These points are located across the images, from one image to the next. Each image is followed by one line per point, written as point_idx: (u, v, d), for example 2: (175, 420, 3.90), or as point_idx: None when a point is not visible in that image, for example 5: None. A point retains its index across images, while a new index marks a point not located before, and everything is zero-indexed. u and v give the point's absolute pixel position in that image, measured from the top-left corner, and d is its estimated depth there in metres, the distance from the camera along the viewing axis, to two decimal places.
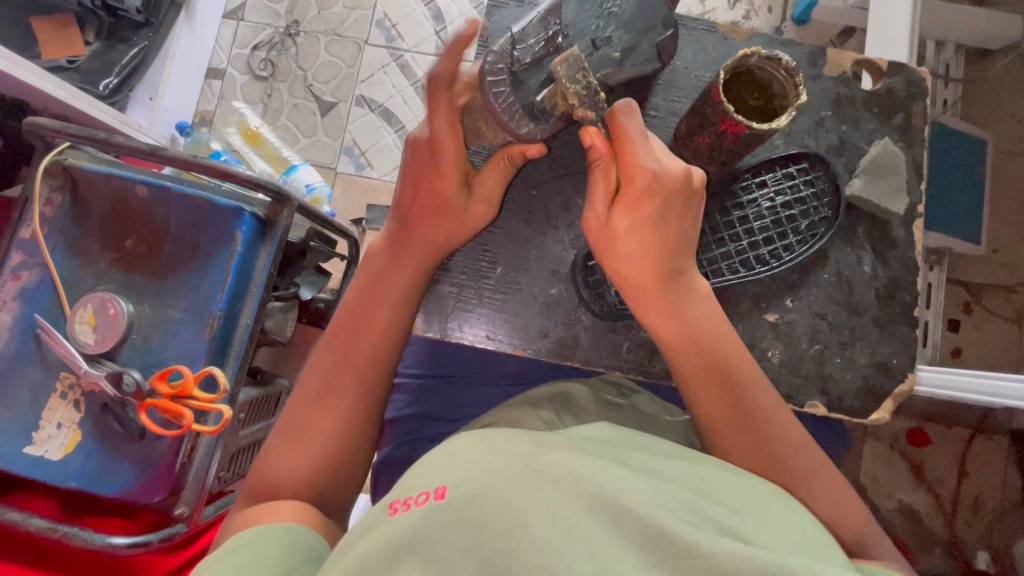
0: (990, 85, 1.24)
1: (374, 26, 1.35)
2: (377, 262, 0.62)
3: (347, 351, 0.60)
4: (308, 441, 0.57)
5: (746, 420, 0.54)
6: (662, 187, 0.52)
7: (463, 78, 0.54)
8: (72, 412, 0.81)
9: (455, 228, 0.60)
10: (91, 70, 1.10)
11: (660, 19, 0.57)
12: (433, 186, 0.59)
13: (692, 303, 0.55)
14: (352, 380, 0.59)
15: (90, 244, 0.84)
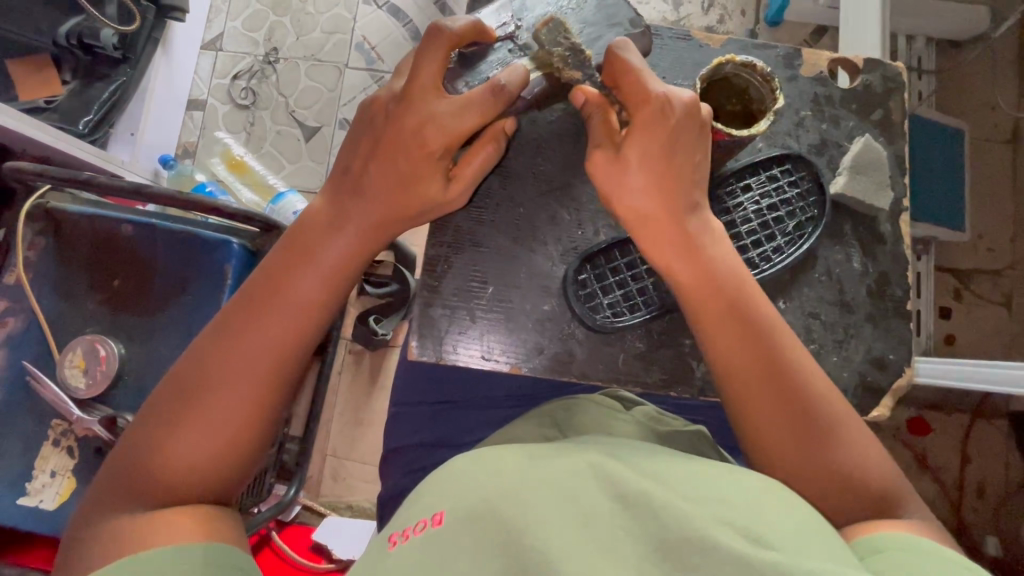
0: (963, 75, 1.27)
1: (353, 48, 1.36)
2: (311, 230, 0.55)
3: (249, 321, 0.52)
4: (192, 429, 0.49)
5: (764, 370, 0.51)
6: (661, 118, 0.52)
7: (443, 35, 0.52)
8: (66, 458, 0.79)
9: (405, 187, 0.54)
10: (71, 109, 1.10)
11: (625, 19, 0.62)
12: (392, 140, 0.53)
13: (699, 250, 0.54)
14: (266, 357, 0.52)
15: (75, 286, 0.83)
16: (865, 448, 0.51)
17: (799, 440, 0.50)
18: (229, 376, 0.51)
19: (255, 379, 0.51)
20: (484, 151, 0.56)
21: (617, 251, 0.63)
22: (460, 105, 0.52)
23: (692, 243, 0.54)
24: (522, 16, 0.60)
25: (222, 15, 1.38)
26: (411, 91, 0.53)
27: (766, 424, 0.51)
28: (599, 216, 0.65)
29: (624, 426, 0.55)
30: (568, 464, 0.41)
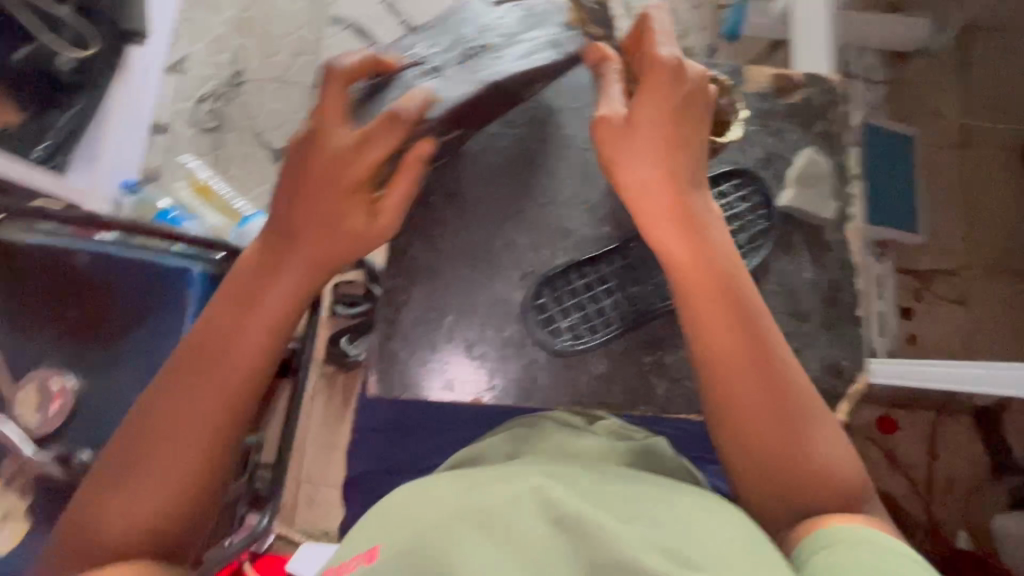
0: (911, 84, 1.32)
1: (319, 69, 1.36)
2: (251, 276, 0.55)
3: (194, 369, 0.51)
4: (138, 486, 0.47)
5: (750, 364, 0.51)
6: (676, 87, 0.54)
7: (336, 72, 0.55)
8: (19, 501, 0.76)
9: (340, 214, 0.55)
10: (25, 137, 1.07)
11: (555, 24, 0.62)
12: (312, 173, 0.55)
13: (698, 232, 0.54)
14: (217, 392, 0.50)
15: (27, 319, 0.80)
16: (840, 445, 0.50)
17: (784, 438, 0.49)
18: (177, 417, 0.49)
19: (205, 415, 0.50)
20: (403, 180, 0.57)
21: (573, 274, 0.65)
22: (363, 140, 0.55)
23: (692, 225, 0.54)
24: (437, 40, 0.62)
25: None
26: (319, 131, 0.55)
27: (749, 421, 0.50)
28: (555, 239, 0.66)
29: (586, 447, 0.54)
30: (511, 489, 0.40)
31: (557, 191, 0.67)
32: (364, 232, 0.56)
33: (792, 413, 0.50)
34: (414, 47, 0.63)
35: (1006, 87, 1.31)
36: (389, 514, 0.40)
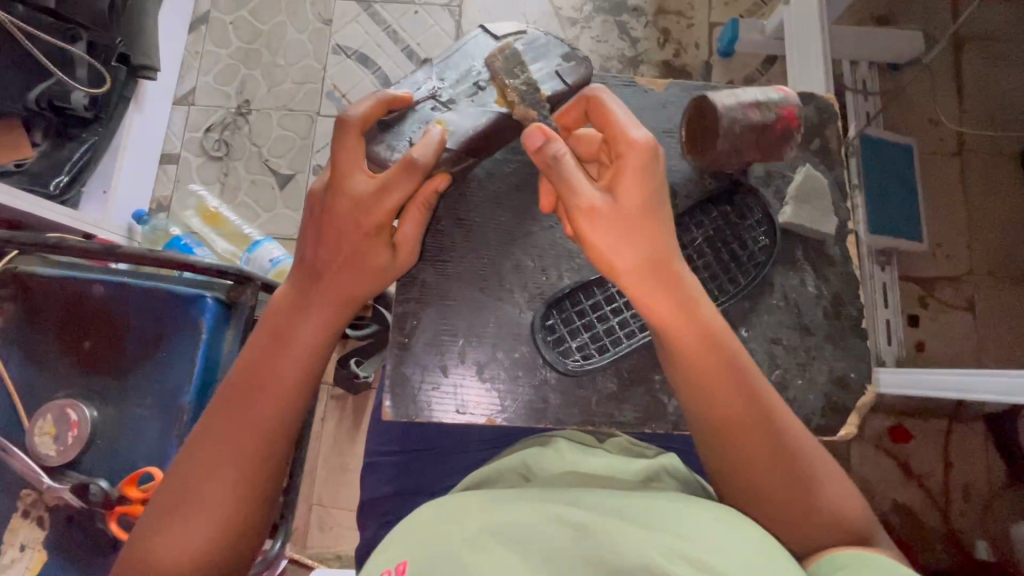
0: (906, 95, 1.34)
1: (324, 97, 1.39)
2: (283, 315, 0.59)
3: (237, 407, 0.57)
4: (192, 516, 0.54)
5: (752, 428, 0.54)
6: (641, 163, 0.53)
7: (351, 121, 0.58)
8: (36, 531, 0.77)
9: (360, 259, 0.59)
10: (41, 171, 1.11)
11: (561, 51, 0.66)
12: (333, 219, 0.58)
13: (687, 299, 0.54)
14: (257, 436, 0.56)
15: (44, 351, 0.82)
16: (836, 492, 0.53)
17: (778, 491, 0.53)
18: (223, 460, 0.55)
19: (250, 457, 0.56)
20: (414, 215, 0.59)
21: (582, 294, 0.66)
22: (381, 186, 0.57)
23: (682, 294, 0.54)
24: (444, 73, 0.65)
25: (194, 70, 1.41)
26: (337, 176, 0.58)
27: (749, 473, 0.53)
28: (562, 261, 0.67)
29: (595, 462, 0.56)
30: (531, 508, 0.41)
31: (562, 213, 0.69)
32: (384, 268, 0.60)
33: (785, 468, 0.53)
34: (422, 78, 0.65)
35: (1000, 95, 1.33)
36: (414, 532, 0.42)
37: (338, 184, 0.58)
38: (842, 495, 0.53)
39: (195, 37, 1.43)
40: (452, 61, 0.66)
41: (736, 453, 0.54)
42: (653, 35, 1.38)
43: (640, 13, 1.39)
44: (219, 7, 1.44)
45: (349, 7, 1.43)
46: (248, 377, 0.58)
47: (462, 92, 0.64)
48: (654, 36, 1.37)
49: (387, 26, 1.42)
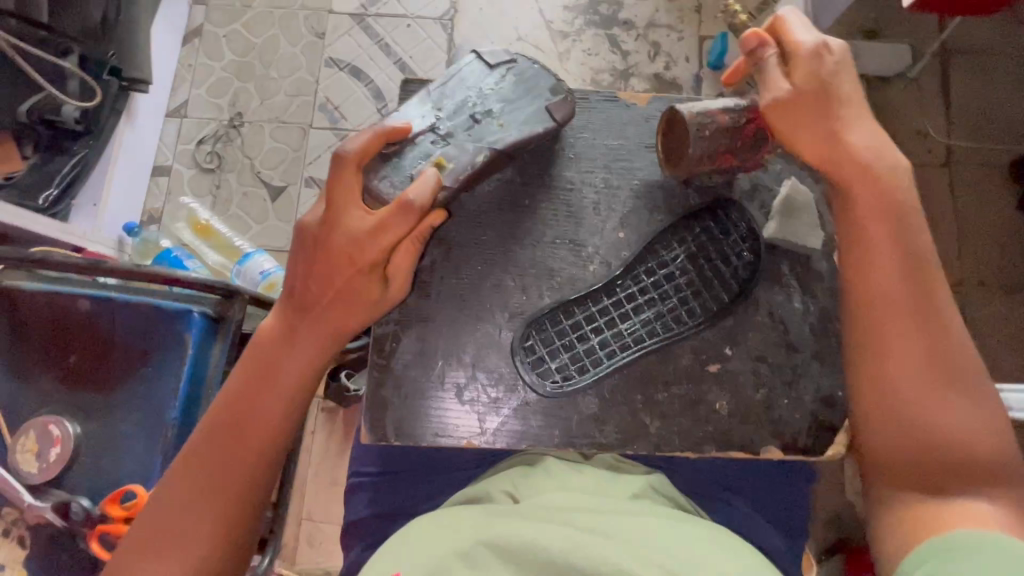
0: (894, 107, 1.35)
1: (317, 109, 1.40)
2: (269, 347, 0.61)
3: (221, 440, 0.58)
4: (172, 547, 0.55)
5: (929, 387, 0.55)
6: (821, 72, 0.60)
7: (347, 160, 0.59)
8: (18, 551, 0.76)
9: (355, 296, 0.60)
10: (32, 184, 1.11)
11: (547, 88, 0.68)
12: (325, 257, 0.60)
13: (903, 264, 0.58)
14: (238, 469, 0.58)
15: (29, 366, 0.81)
16: (1001, 490, 0.53)
17: (919, 464, 0.55)
18: (205, 493, 0.57)
19: (231, 492, 0.57)
20: (406, 249, 0.61)
21: (561, 315, 0.67)
22: (378, 225, 0.59)
23: (904, 258, 0.58)
24: (442, 101, 0.66)
25: (187, 82, 1.42)
26: (332, 211, 0.59)
27: (921, 435, 0.55)
28: (542, 280, 0.68)
29: (580, 478, 0.57)
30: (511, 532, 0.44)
31: (540, 232, 0.69)
32: (377, 304, 0.62)
33: (939, 447, 0.54)
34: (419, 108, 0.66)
35: (987, 108, 1.34)
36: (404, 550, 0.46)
37: (331, 221, 0.60)
38: (1008, 499, 0.53)
39: (188, 49, 1.43)
40: (451, 90, 0.67)
41: (887, 421, 0.56)
42: (644, 48, 1.39)
43: (631, 26, 1.40)
44: (212, 20, 1.45)
45: (342, 20, 1.44)
46: (236, 412, 0.59)
47: (460, 124, 0.65)
48: (645, 49, 1.39)
49: (380, 39, 1.43)
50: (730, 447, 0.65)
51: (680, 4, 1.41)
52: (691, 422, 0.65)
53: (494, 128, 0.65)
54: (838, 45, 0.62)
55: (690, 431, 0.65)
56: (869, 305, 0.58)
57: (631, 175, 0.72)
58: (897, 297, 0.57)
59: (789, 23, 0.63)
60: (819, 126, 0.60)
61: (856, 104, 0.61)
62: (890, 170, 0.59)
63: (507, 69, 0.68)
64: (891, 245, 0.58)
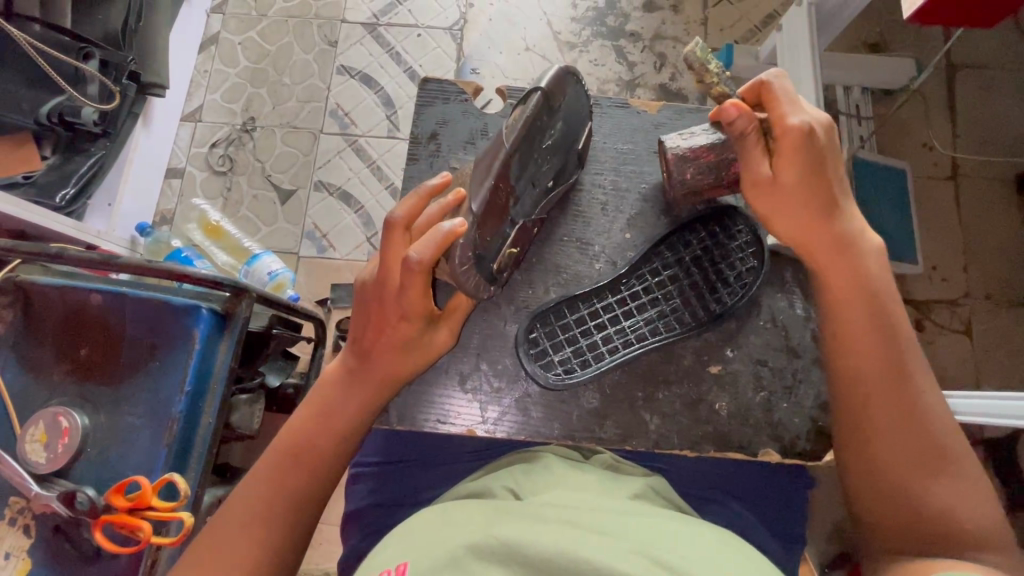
0: (899, 119, 1.36)
1: (328, 115, 1.43)
2: (331, 389, 0.61)
3: (279, 473, 0.58)
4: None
5: (905, 455, 0.55)
6: (807, 144, 0.58)
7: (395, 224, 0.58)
8: (24, 539, 0.77)
9: (412, 350, 0.60)
10: (49, 183, 1.13)
11: (580, 136, 0.70)
12: (379, 311, 0.59)
13: (884, 326, 0.58)
14: (291, 502, 0.58)
15: (40, 358, 0.83)
16: (993, 555, 0.52)
17: (905, 529, 0.54)
18: (257, 522, 0.56)
19: (283, 521, 0.57)
20: (463, 300, 0.63)
21: (566, 309, 0.69)
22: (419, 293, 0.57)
23: (883, 319, 0.58)
24: (518, 174, 0.61)
25: (202, 88, 1.45)
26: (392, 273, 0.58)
27: (895, 502, 0.55)
28: (548, 276, 0.71)
29: (586, 479, 0.56)
30: (524, 524, 0.44)
31: (553, 231, 0.73)
32: (427, 352, 0.61)
33: (918, 510, 0.54)
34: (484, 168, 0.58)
35: (993, 122, 1.35)
36: (416, 539, 0.46)
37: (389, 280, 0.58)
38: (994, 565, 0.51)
39: (204, 56, 1.47)
40: (524, 156, 0.61)
41: (874, 488, 0.57)
42: (650, 59, 1.41)
43: (637, 38, 1.42)
44: (228, 28, 1.49)
45: (354, 29, 1.47)
46: (288, 448, 0.60)
47: (527, 193, 0.65)
48: (651, 60, 1.41)
49: (391, 48, 1.46)
50: (728, 445, 0.66)
51: (685, 16, 1.43)
52: (691, 422, 0.67)
53: (546, 191, 0.68)
54: (822, 126, 0.59)
55: (690, 432, 0.67)
56: (850, 370, 0.59)
57: (640, 178, 0.74)
58: (873, 363, 0.58)
59: (774, 99, 0.60)
60: (798, 215, 0.59)
61: (838, 191, 0.60)
62: (853, 245, 0.60)
63: (562, 118, 0.65)
64: (868, 312, 0.59)
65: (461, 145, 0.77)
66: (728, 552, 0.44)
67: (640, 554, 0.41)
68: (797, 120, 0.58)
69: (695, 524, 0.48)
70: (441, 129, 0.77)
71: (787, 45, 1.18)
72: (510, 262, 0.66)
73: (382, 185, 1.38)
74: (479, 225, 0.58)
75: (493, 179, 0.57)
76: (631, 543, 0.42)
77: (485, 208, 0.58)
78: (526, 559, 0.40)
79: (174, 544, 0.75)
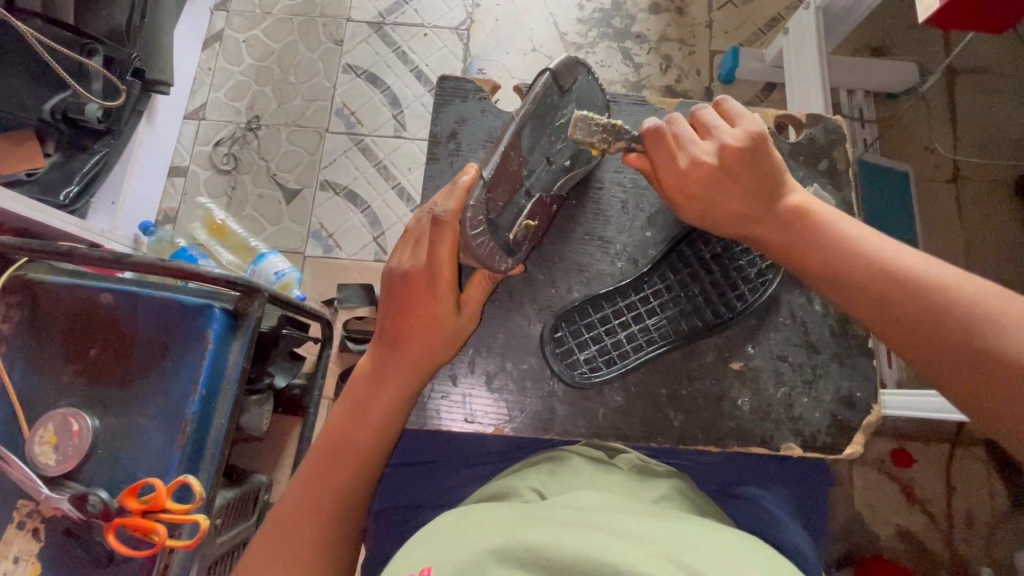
0: (903, 122, 1.37)
1: (333, 114, 1.42)
2: (361, 383, 0.60)
3: (319, 473, 0.57)
4: None
5: (978, 364, 0.49)
6: (703, 177, 0.61)
7: (410, 231, 0.62)
8: (33, 542, 0.76)
9: (440, 332, 0.60)
10: (52, 181, 1.11)
11: (599, 118, 0.70)
12: (408, 293, 0.60)
13: (868, 259, 0.56)
14: (333, 500, 0.56)
15: (49, 358, 0.81)
16: None
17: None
18: (300, 524, 0.54)
19: (328, 521, 0.55)
20: (483, 278, 0.62)
21: (590, 308, 0.69)
22: (433, 273, 0.59)
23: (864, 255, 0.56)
24: (532, 147, 0.62)
25: (206, 86, 1.44)
26: (419, 268, 0.59)
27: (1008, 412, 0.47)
28: (571, 275, 0.71)
29: (609, 478, 0.57)
30: (554, 528, 0.44)
31: (572, 229, 0.73)
32: (456, 334, 0.62)
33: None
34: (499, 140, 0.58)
35: (994, 126, 1.36)
36: (439, 540, 0.45)
37: (404, 272, 0.60)
38: None
39: (208, 54, 1.46)
40: (536, 129, 0.62)
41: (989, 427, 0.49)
42: (656, 61, 1.41)
43: (643, 40, 1.43)
44: (233, 26, 1.48)
45: (359, 28, 1.47)
46: (326, 447, 0.58)
47: (542, 169, 0.65)
48: (657, 62, 1.41)
49: (397, 47, 1.45)
50: (752, 440, 0.66)
51: (690, 18, 1.44)
52: (714, 418, 0.67)
53: (564, 172, 0.68)
54: (712, 153, 0.61)
55: (712, 428, 0.67)
56: (879, 325, 0.54)
57: None
58: (875, 301, 0.55)
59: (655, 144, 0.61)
60: (739, 223, 0.62)
61: (776, 177, 0.61)
62: (810, 213, 0.60)
63: (574, 101, 0.67)
64: (861, 265, 0.56)
65: (481, 144, 0.76)
66: (759, 556, 0.44)
67: (667, 556, 0.41)
68: (680, 160, 0.61)
69: (722, 525, 0.48)
70: (460, 127, 0.77)
71: (794, 49, 1.19)
72: (527, 235, 0.63)
73: (388, 184, 1.38)
74: (489, 190, 0.57)
75: (504, 146, 0.57)
76: (659, 545, 0.42)
77: (496, 172, 0.57)
78: (553, 563, 0.40)
79: (187, 547, 0.74)
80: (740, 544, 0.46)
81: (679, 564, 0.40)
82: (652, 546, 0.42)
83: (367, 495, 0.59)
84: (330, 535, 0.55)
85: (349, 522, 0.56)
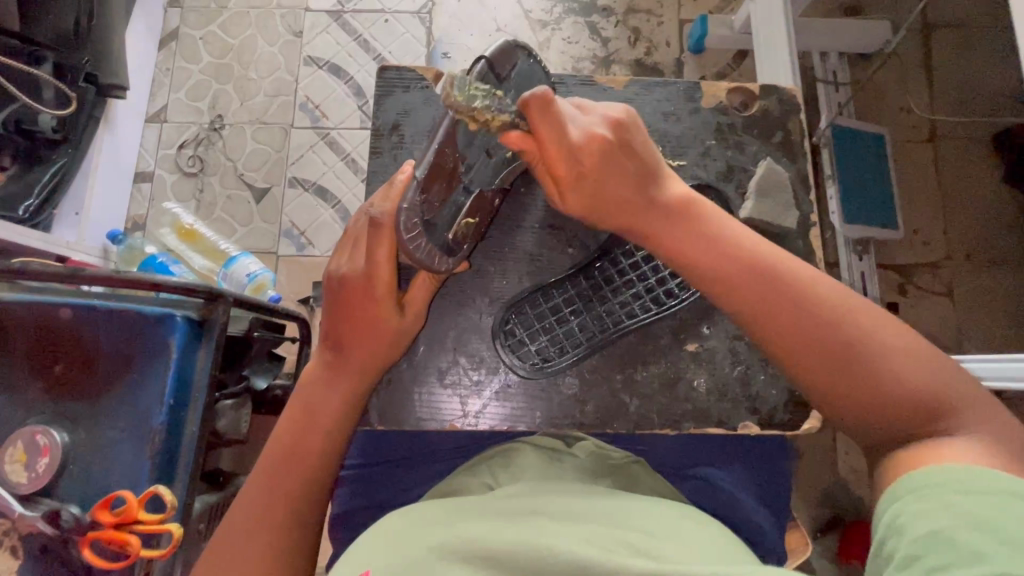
0: (876, 84, 1.35)
1: (297, 108, 1.39)
2: (309, 387, 0.60)
3: (268, 478, 0.57)
4: None
5: (840, 360, 0.49)
6: (590, 148, 0.54)
7: (352, 232, 0.62)
8: (11, 560, 0.77)
9: (385, 334, 0.60)
10: (9, 196, 1.09)
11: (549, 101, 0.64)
12: (349, 296, 0.60)
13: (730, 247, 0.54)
14: (283, 507, 0.56)
15: (14, 378, 0.81)
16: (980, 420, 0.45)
17: (894, 421, 0.47)
18: (250, 532, 0.54)
19: (281, 528, 0.55)
20: (425, 278, 0.62)
21: (541, 297, 0.69)
22: (369, 274, 0.59)
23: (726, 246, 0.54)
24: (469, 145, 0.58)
25: (165, 87, 1.41)
26: (360, 271, 0.59)
27: (856, 402, 0.49)
28: (521, 264, 0.70)
29: (562, 471, 0.57)
30: (497, 519, 0.43)
31: (523, 217, 0.71)
32: (401, 335, 0.61)
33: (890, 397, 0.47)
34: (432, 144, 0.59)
35: (969, 82, 1.34)
36: (382, 538, 0.45)
37: (344, 275, 0.60)
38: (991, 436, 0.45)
39: (165, 53, 1.42)
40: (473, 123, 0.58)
41: (852, 419, 0.49)
42: (624, 34, 1.38)
43: (610, 12, 1.39)
44: (188, 23, 1.44)
45: (318, 18, 1.43)
46: (278, 453, 0.58)
47: (483, 162, 0.61)
48: (626, 35, 1.38)
49: (358, 35, 1.42)
50: (707, 421, 0.66)
51: None
52: (671, 400, 0.67)
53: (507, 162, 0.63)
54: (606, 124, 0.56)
55: (670, 409, 0.67)
56: (755, 321, 0.52)
57: None
58: (744, 297, 0.52)
59: (546, 124, 0.51)
60: (622, 211, 0.56)
61: (651, 167, 0.56)
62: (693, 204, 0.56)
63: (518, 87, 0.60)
64: (738, 261, 0.53)
65: (425, 135, 0.74)
66: (702, 539, 0.44)
67: (608, 538, 0.41)
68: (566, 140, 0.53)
69: (663, 507, 0.48)
70: (404, 119, 0.75)
71: (761, 14, 1.16)
72: (467, 232, 0.64)
73: (357, 177, 1.36)
74: (423, 188, 0.58)
75: (436, 146, 0.57)
76: (598, 529, 0.43)
77: (429, 172, 0.58)
78: (495, 554, 0.39)
79: (164, 555, 0.75)
80: (683, 522, 0.47)
81: (616, 546, 0.41)
82: (591, 530, 0.42)
83: (323, 499, 0.59)
84: (281, 543, 0.54)
85: (304, 528, 0.56)
